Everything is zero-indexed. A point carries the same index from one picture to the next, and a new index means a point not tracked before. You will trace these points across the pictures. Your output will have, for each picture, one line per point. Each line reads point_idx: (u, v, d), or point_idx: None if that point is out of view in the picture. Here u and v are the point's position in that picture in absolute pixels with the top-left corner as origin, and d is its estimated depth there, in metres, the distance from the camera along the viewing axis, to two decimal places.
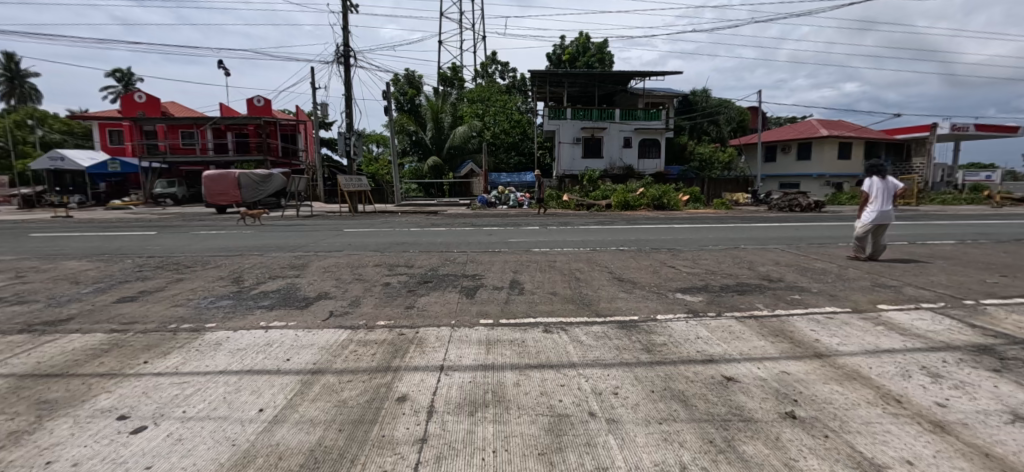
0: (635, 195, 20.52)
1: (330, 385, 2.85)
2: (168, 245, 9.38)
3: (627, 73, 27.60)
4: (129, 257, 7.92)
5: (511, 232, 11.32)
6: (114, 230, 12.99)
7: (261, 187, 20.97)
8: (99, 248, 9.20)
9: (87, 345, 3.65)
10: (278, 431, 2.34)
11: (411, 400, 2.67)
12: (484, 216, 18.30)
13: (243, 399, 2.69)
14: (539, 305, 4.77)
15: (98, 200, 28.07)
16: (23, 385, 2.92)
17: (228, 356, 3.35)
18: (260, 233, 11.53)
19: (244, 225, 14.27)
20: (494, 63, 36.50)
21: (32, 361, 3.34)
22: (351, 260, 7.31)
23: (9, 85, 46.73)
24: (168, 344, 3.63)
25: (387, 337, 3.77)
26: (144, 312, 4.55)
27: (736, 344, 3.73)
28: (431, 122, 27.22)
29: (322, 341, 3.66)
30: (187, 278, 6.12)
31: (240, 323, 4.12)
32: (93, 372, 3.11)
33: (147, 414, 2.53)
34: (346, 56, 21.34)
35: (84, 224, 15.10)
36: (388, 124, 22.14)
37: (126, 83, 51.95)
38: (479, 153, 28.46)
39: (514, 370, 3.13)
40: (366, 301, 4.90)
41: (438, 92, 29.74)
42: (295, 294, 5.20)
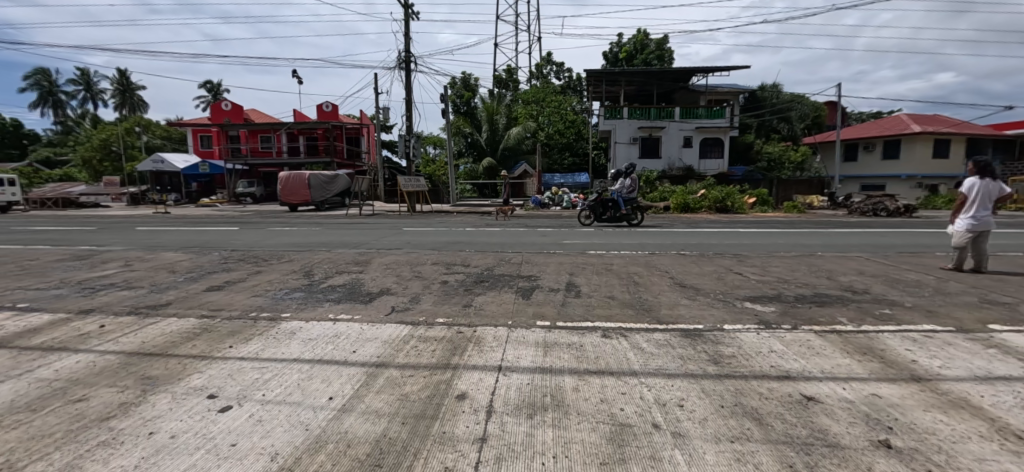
0: (696, 197, 19.54)
1: (393, 379, 2.95)
2: (250, 240, 10.28)
3: (690, 69, 26.29)
4: (215, 250, 8.69)
5: (565, 233, 11.28)
6: (203, 225, 14.36)
7: (328, 187, 22.37)
8: (193, 242, 10.22)
9: (182, 328, 4.06)
10: (347, 420, 2.44)
11: (470, 398, 2.70)
12: (537, 218, 18.33)
13: (315, 387, 2.85)
14: (596, 309, 4.66)
15: (190, 198, 31.42)
16: (131, 362, 3.29)
17: (302, 345, 3.57)
18: (328, 230, 12.25)
19: (313, 222, 15.37)
20: (549, 64, 36.47)
21: (137, 340, 3.76)
22: (411, 257, 7.60)
23: (122, 97, 53.25)
24: (249, 331, 3.93)
25: (447, 333, 3.85)
26: (230, 300, 5.00)
27: (815, 360, 3.43)
28: (487, 124, 27.90)
29: (385, 335, 3.80)
30: (265, 271, 6.63)
31: (311, 315, 4.39)
32: (188, 353, 3.45)
33: (232, 394, 2.75)
34: (407, 62, 22.17)
35: (179, 220, 16.86)
36: (445, 127, 22.71)
37: (216, 93, 57.84)
38: (534, 154, 28.66)
39: (573, 374, 3.07)
40: (426, 298, 5.03)
41: (493, 93, 30.16)
42: (360, 289, 5.46)
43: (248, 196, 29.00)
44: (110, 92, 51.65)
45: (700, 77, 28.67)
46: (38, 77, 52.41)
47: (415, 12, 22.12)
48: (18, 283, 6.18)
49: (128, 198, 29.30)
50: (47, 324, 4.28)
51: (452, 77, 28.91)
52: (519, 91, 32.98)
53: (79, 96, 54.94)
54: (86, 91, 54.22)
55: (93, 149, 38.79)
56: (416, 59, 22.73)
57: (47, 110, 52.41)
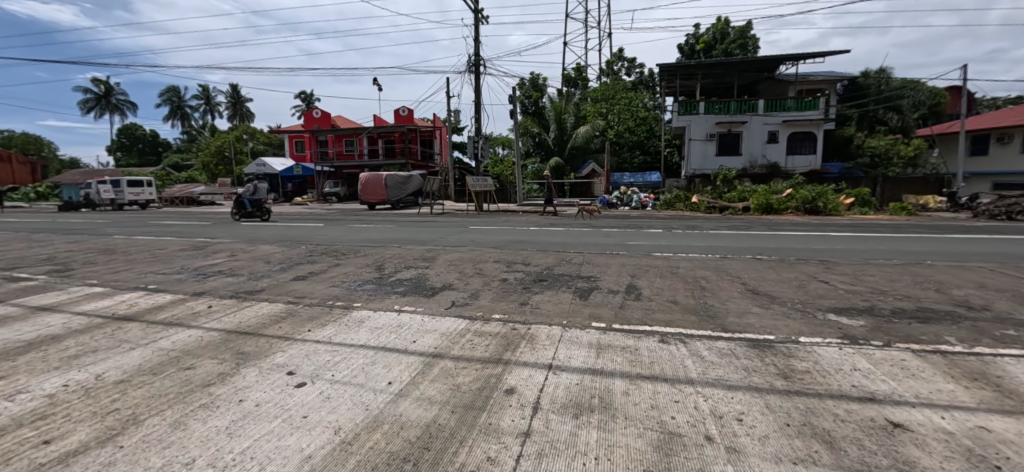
0: (780, 197, 17.91)
1: (447, 369, 3.10)
2: (333, 235, 11.25)
3: (778, 58, 24.15)
4: (303, 245, 9.63)
5: (630, 234, 10.99)
6: (296, 222, 15.97)
7: (403, 187, 23.71)
8: (286, 236, 11.43)
9: (271, 311, 4.59)
10: (402, 404, 2.63)
11: (518, 393, 2.75)
12: (604, 218, 17.95)
13: (377, 371, 3.09)
14: (656, 313, 4.48)
15: (286, 196, 35.04)
16: (229, 339, 3.80)
17: (368, 332, 3.87)
18: (401, 228, 13.01)
19: (389, 220, 16.40)
20: (620, 60, 35.50)
21: (235, 320, 4.33)
22: (474, 254, 7.85)
23: (234, 108, 60.71)
24: (325, 317, 4.34)
25: (502, 329, 3.95)
26: (312, 289, 5.54)
27: (909, 383, 3.02)
28: (555, 123, 27.87)
29: (444, 328, 3.99)
30: (343, 263, 7.23)
31: (380, 305, 4.74)
32: (275, 333, 3.90)
33: (307, 372, 3.07)
34: (477, 65, 22.80)
35: (277, 217, 18.92)
36: (514, 127, 23.01)
37: (309, 102, 63.85)
38: (602, 153, 28.19)
39: (624, 377, 3.01)
40: (485, 295, 5.18)
41: (562, 92, 30.07)
42: (424, 283, 5.77)
43: (334, 195, 31.67)
44: (223, 105, 59.04)
45: (788, 65, 26.22)
46: (171, 94, 61.46)
47: (485, 16, 22.68)
48: (152, 268, 7.35)
49: (237, 197, 33.40)
50: (169, 303, 5.06)
51: (521, 78, 29.27)
52: (588, 90, 32.51)
53: (201, 108, 63.50)
54: (206, 104, 62.54)
55: (211, 155, 44.76)
56: (486, 61, 23.31)
57: (176, 122, 61.27)
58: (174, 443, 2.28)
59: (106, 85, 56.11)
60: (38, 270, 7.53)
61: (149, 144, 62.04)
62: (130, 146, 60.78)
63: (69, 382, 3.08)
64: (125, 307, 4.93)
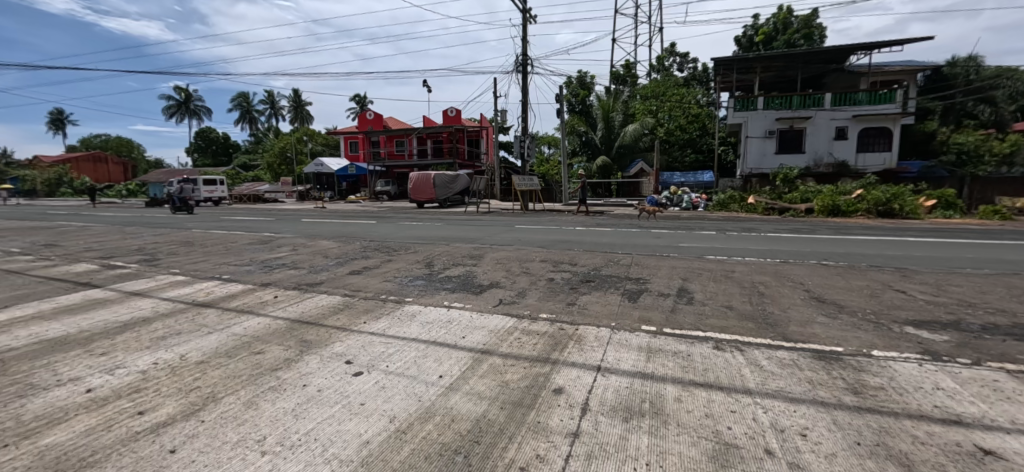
0: (848, 199, 16.58)
1: (495, 366, 3.15)
2: (385, 232, 11.71)
3: (847, 47, 22.34)
4: (359, 241, 10.12)
5: (681, 235, 10.61)
6: (351, 219, 16.80)
7: (450, 185, 24.25)
8: (342, 232, 12.04)
9: (330, 303, 4.86)
10: (453, 397, 2.70)
11: (566, 393, 2.75)
12: (652, 218, 17.46)
13: (429, 365, 3.19)
14: (709, 319, 4.30)
15: (341, 194, 36.93)
16: (294, 327, 4.07)
17: (420, 327, 4.01)
18: (449, 226, 13.33)
19: (437, 218, 16.84)
20: (672, 55, 34.29)
21: (298, 310, 4.62)
22: (520, 253, 7.90)
23: (295, 111, 64.67)
24: (379, 311, 4.53)
25: (549, 329, 3.95)
26: (367, 283, 5.81)
27: (1005, 407, 2.70)
28: (602, 122, 27.42)
29: (492, 325, 4.05)
30: (395, 259, 7.52)
31: (430, 300, 4.89)
32: (334, 324, 4.13)
33: (364, 362, 3.23)
34: (524, 64, 22.87)
35: (333, 214, 19.98)
36: (560, 126, 22.88)
37: (364, 105, 66.74)
38: (651, 152, 27.45)
39: (676, 383, 2.92)
40: (532, 294, 5.19)
41: (609, 90, 29.54)
42: (472, 280, 5.89)
43: (385, 194, 32.95)
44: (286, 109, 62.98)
45: (860, 56, 24.21)
46: (241, 100, 66.39)
47: (533, 15, 22.67)
48: (225, 259, 8.01)
49: (297, 195, 35.60)
50: (240, 292, 5.50)
51: (568, 77, 29.02)
52: (637, 87, 31.68)
53: (266, 113, 68.16)
54: (271, 108, 67.01)
55: (275, 155, 47.98)
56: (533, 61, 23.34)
57: (245, 125, 66.15)
58: (247, 421, 2.48)
59: (186, 92, 61.59)
60: (131, 259, 8.41)
61: (221, 146, 67.43)
62: (205, 148, 66.35)
63: (158, 360, 3.43)
64: (204, 295, 5.41)
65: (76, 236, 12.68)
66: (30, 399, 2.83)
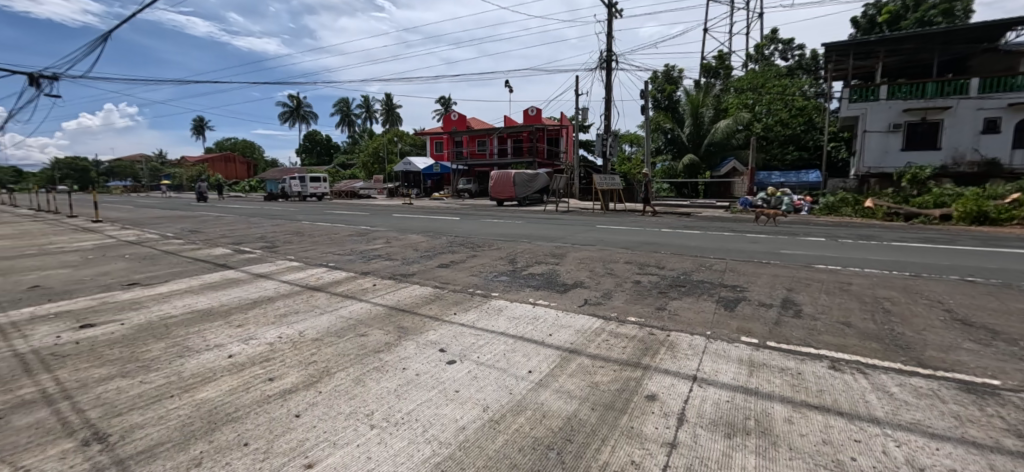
0: (1001, 205, 13.77)
1: (584, 366, 3.13)
2: (468, 229, 12.17)
3: (1003, 23, 18.64)
4: (445, 235, 10.63)
5: (783, 241, 9.64)
6: (436, 215, 17.71)
7: (530, 184, 24.55)
8: (429, 227, 12.73)
9: (423, 294, 5.16)
10: (543, 393, 2.73)
11: (660, 401, 2.64)
12: (746, 222, 16.08)
13: (518, 359, 3.26)
14: (822, 335, 3.86)
15: (426, 192, 39.10)
16: (392, 314, 4.39)
17: (507, 321, 4.11)
18: (529, 224, 13.46)
19: (518, 217, 17.12)
20: (773, 43, 31.23)
21: (394, 298, 4.98)
22: (603, 254, 7.75)
23: (387, 114, 69.60)
24: (468, 304, 4.72)
25: (638, 333, 3.83)
26: (455, 276, 6.08)
27: None
28: (689, 118, 25.84)
29: (578, 325, 4.03)
30: (479, 255, 7.78)
31: (516, 296, 4.99)
32: (428, 313, 4.38)
33: (456, 352, 3.39)
34: (608, 61, 22.36)
35: (420, 210, 21.25)
36: (644, 123, 22.00)
37: (448, 106, 69.81)
38: (745, 150, 25.34)
39: (784, 403, 2.66)
40: (617, 296, 5.07)
41: (699, 84, 27.78)
42: (555, 278, 5.90)
43: (466, 192, 34.25)
44: (379, 112, 68.02)
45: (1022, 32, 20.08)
46: (341, 105, 72.98)
47: (618, 10, 22.13)
48: (331, 249, 8.89)
49: (388, 191, 38.36)
50: (345, 278, 6.05)
51: (654, 72, 27.79)
52: (731, 80, 29.45)
53: (363, 116, 74.21)
54: (367, 112, 72.81)
55: (369, 156, 52.11)
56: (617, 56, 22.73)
57: (345, 128, 72.59)
58: (357, 396, 2.72)
59: (297, 99, 69.21)
60: (256, 246, 9.67)
61: (324, 147, 74.75)
62: (311, 148, 74.04)
63: (282, 334, 3.91)
64: (315, 279, 6.06)
65: (214, 224, 14.88)
66: (187, 359, 3.38)
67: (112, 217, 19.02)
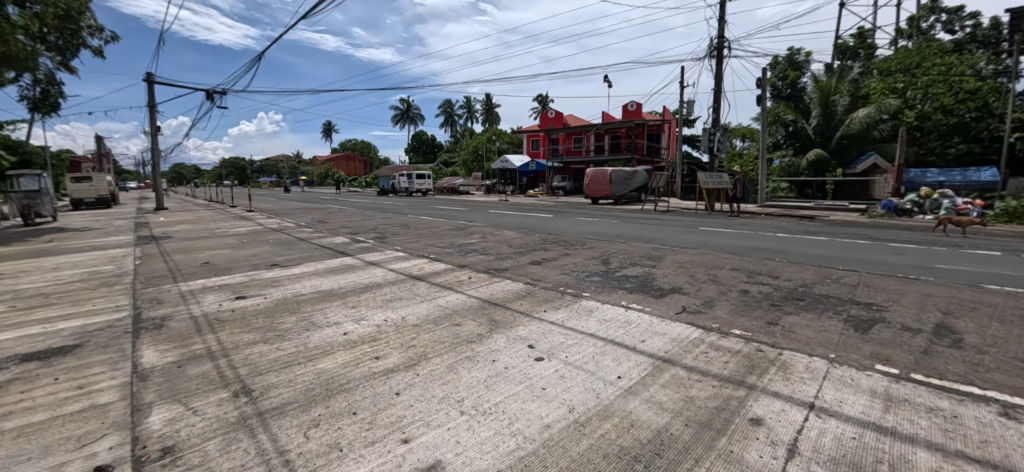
0: None
1: (679, 378, 2.93)
2: (561, 226, 12.18)
3: None
4: (538, 233, 10.75)
5: (940, 253, 7.99)
6: (530, 212, 17.97)
7: (627, 182, 23.71)
8: (523, 224, 12.96)
9: (514, 289, 5.28)
10: (632, 401, 2.62)
11: (767, 427, 2.37)
12: (889, 228, 13.65)
13: (606, 363, 3.17)
14: (993, 373, 3.12)
15: (521, 189, 39.87)
16: (484, 307, 4.56)
17: (597, 323, 4.03)
18: (625, 223, 13.00)
19: (613, 216, 16.62)
20: (935, 12, 25.89)
21: (487, 292, 5.17)
22: (706, 258, 7.18)
23: (486, 113, 72.13)
24: (559, 302, 4.72)
25: (744, 348, 3.48)
26: (546, 274, 6.11)
27: None
28: (817, 108, 22.65)
29: (674, 333, 3.79)
30: (572, 253, 7.72)
31: (608, 298, 4.86)
32: (518, 309, 4.47)
33: (544, 349, 3.41)
34: (719, 48, 20.54)
35: (515, 207, 21.76)
36: (760, 116, 19.83)
37: (544, 104, 70.22)
38: (890, 143, 21.52)
39: (933, 449, 2.20)
40: (721, 305, 4.66)
41: (832, 68, 24.18)
42: (651, 282, 5.62)
43: (561, 189, 34.23)
44: (479, 111, 70.87)
45: None
46: (445, 106, 77.47)
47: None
48: (432, 241, 9.50)
49: (485, 188, 39.87)
50: (443, 270, 6.45)
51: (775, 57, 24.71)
52: (875, 62, 25.16)
53: (464, 116, 77.98)
54: (467, 112, 76.33)
55: (469, 154, 54.68)
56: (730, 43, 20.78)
57: (448, 128, 76.97)
58: (450, 382, 2.89)
59: (407, 102, 75.11)
60: (369, 236, 10.75)
61: (429, 146, 80.26)
62: (417, 148, 79.95)
63: (387, 318, 4.29)
64: (418, 269, 6.54)
65: (336, 216, 16.87)
66: (311, 332, 3.89)
67: (262, 208, 22.59)
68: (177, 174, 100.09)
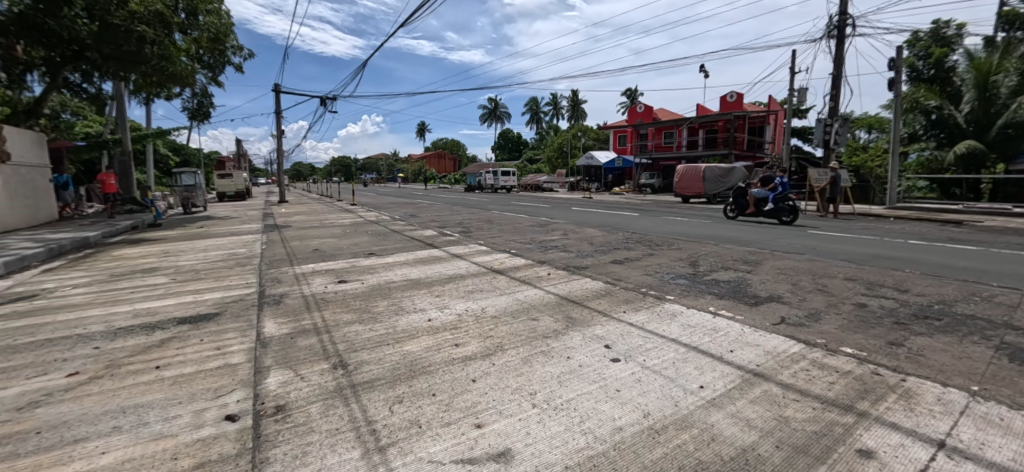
0: None
1: (772, 395, 2.67)
2: (646, 225, 11.70)
3: None
4: (621, 231, 10.44)
5: None
6: (614, 210, 17.50)
7: (723, 180, 21.82)
8: (606, 222, 12.68)
9: (593, 287, 5.20)
10: (714, 414, 2.45)
11: (878, 461, 2.06)
12: None
13: (688, 371, 2.99)
14: None
15: (606, 186, 38.89)
16: (561, 304, 4.55)
17: (680, 328, 3.81)
18: (718, 224, 12.08)
19: (705, 216, 15.54)
20: None
21: (565, 289, 5.15)
22: (813, 266, 6.40)
23: (572, 109, 71.28)
24: (640, 303, 4.55)
25: (855, 369, 3.05)
26: (627, 274, 5.92)
27: None
28: (971, 91, 18.91)
29: (769, 346, 3.45)
30: (657, 254, 7.37)
31: (693, 303, 4.57)
32: (596, 308, 4.39)
33: (621, 350, 3.32)
34: (840, 27, 18.07)
35: (599, 204, 21.33)
36: (892, 102, 17.08)
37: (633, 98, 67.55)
38: None
39: None
40: (829, 319, 4.13)
41: (994, 42, 20.01)
42: (745, 289, 5.16)
43: (648, 187, 32.84)
44: (565, 108, 70.35)
45: None
46: (531, 104, 78.16)
47: None
48: (514, 237, 9.69)
49: (569, 185, 39.57)
50: (524, 265, 6.56)
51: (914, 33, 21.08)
52: None
53: (550, 113, 77.99)
54: (553, 109, 76.23)
55: (554, 150, 54.64)
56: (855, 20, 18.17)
57: (534, 125, 77.47)
58: (524, 375, 2.94)
59: (494, 101, 77.16)
60: (455, 230, 11.28)
61: (515, 144, 81.75)
62: (504, 145, 81.82)
63: (468, 308, 4.48)
64: (499, 264, 6.73)
65: (427, 210, 17.98)
66: (399, 317, 4.21)
67: (364, 202, 24.86)
68: (296, 171, 113.82)
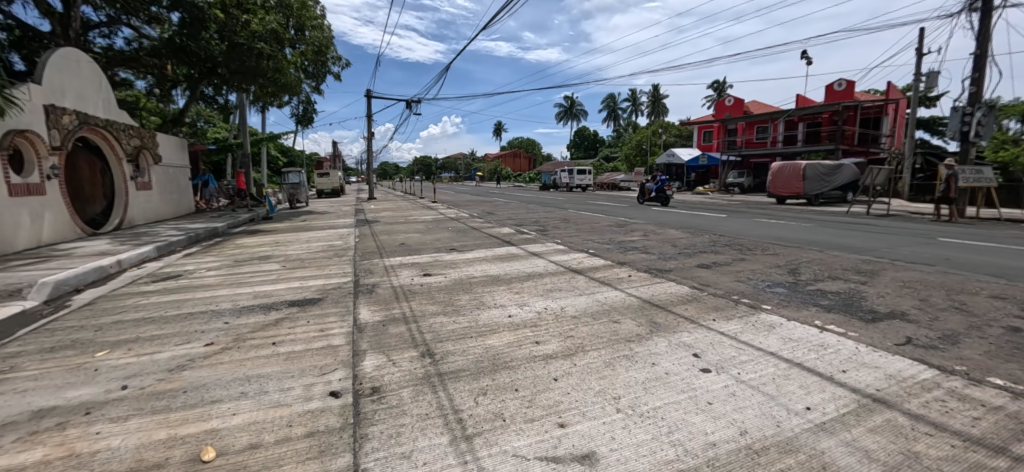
0: None
1: (897, 425, 2.33)
2: (736, 228, 10.84)
3: None
4: (706, 233, 9.79)
5: None
6: (699, 211, 16.46)
7: (827, 179, 19.60)
8: (690, 223, 11.97)
9: (677, 292, 4.93)
10: (825, 440, 2.19)
11: None
12: None
13: (792, 389, 2.71)
14: None
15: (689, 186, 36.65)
16: (644, 308, 4.37)
17: (781, 342, 3.47)
18: (823, 228, 10.81)
19: (806, 219, 14.00)
20: None
21: (647, 292, 4.94)
22: (948, 279, 5.47)
23: (653, 104, 68.02)
24: (732, 312, 4.22)
25: (1011, 406, 2.54)
26: (716, 279, 5.53)
27: None
28: None
29: (892, 369, 3.01)
30: (749, 259, 6.79)
31: (795, 315, 4.14)
32: (682, 314, 4.15)
33: (712, 361, 3.10)
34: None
35: (681, 205, 20.17)
36: None
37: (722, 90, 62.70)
38: None
39: None
40: (971, 342, 3.50)
41: None
42: (859, 302, 4.57)
43: (736, 186, 30.78)
44: (645, 104, 67.38)
45: None
46: (609, 100, 76.01)
47: None
48: (590, 236, 9.52)
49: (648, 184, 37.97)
50: (602, 266, 6.41)
51: None
52: None
53: (629, 109, 75.22)
54: (632, 105, 73.43)
55: (633, 148, 52.58)
56: None
57: (611, 122, 75.35)
58: (607, 377, 2.87)
59: (571, 99, 76.22)
60: (531, 228, 11.35)
61: (591, 141, 80.08)
62: (579, 143, 80.57)
63: (546, 307, 4.48)
64: (576, 263, 6.65)
65: (503, 208, 18.30)
66: (480, 311, 4.34)
67: (444, 200, 25.94)
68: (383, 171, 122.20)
